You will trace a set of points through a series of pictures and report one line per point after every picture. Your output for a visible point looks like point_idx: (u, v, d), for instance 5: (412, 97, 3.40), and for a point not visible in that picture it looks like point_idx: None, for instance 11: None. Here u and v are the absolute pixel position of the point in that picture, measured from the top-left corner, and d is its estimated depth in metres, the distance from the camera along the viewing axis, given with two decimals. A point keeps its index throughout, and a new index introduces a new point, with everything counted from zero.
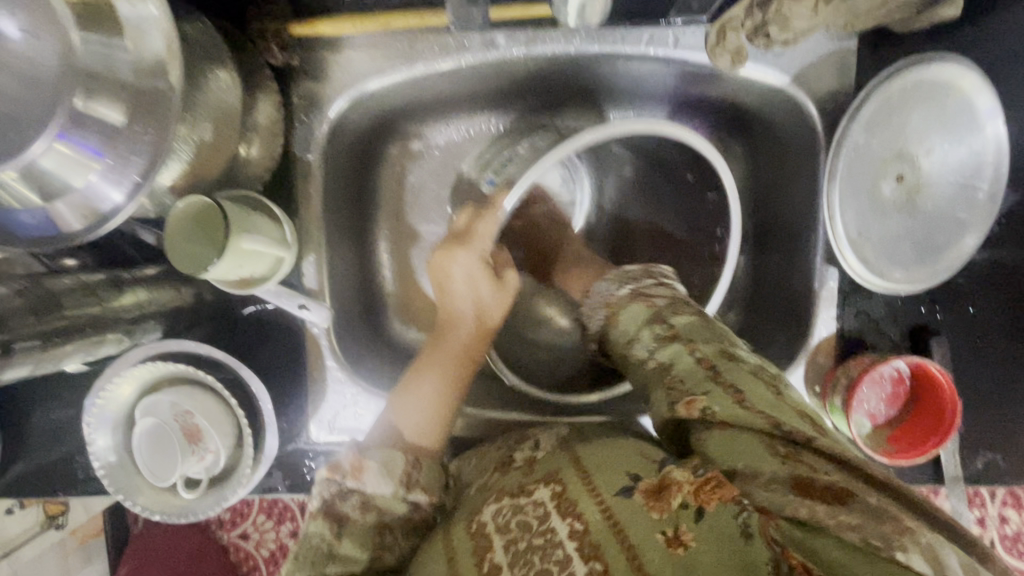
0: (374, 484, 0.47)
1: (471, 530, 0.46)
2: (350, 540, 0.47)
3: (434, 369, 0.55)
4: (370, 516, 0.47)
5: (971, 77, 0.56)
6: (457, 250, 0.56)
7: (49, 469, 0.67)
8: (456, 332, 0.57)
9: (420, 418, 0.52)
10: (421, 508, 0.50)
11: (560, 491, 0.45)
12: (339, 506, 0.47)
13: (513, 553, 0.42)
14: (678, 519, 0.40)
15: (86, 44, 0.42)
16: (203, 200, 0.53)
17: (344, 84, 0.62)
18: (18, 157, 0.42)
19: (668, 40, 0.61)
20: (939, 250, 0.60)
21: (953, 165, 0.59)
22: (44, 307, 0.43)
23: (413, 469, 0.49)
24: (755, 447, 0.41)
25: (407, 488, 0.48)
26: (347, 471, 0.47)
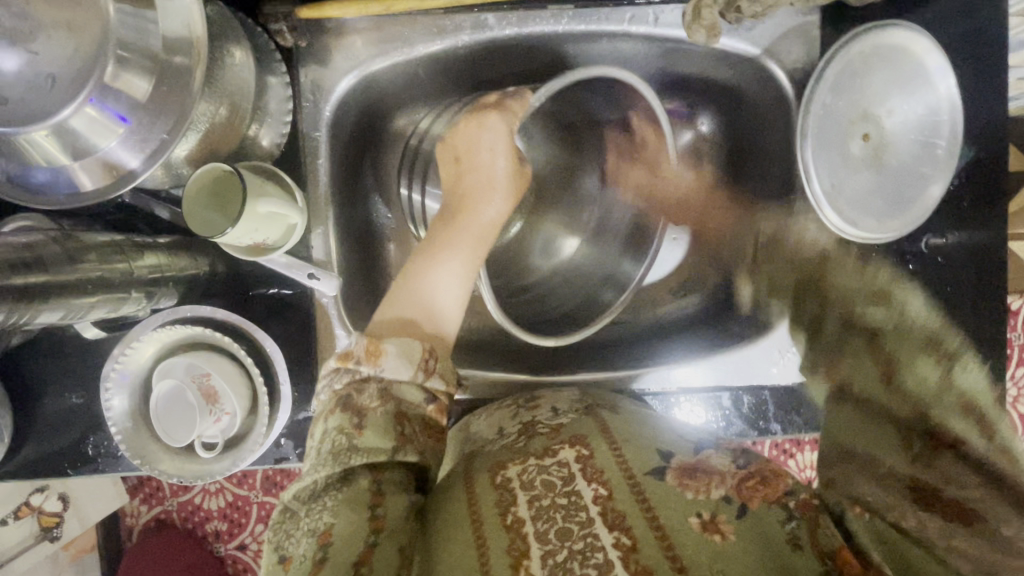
0: (393, 368, 0.49)
1: (495, 483, 0.49)
2: (371, 431, 0.47)
3: (452, 248, 0.58)
4: (389, 405, 0.48)
5: (922, 42, 0.62)
6: (488, 117, 0.62)
7: (61, 450, 0.68)
8: (473, 220, 0.60)
9: (433, 308, 0.54)
10: (438, 400, 0.51)
11: (585, 455, 0.49)
12: (359, 399, 0.48)
13: (539, 507, 0.44)
14: (717, 507, 0.43)
15: (120, 14, 0.46)
16: (222, 168, 0.57)
17: (348, 65, 0.66)
18: (50, 116, 0.45)
19: (648, 19, 0.66)
20: (909, 201, 0.65)
21: (913, 123, 0.65)
22: (77, 257, 0.45)
23: (431, 359, 0.51)
24: (882, 437, 0.44)
25: (425, 375, 0.50)
26: (363, 357, 0.49)
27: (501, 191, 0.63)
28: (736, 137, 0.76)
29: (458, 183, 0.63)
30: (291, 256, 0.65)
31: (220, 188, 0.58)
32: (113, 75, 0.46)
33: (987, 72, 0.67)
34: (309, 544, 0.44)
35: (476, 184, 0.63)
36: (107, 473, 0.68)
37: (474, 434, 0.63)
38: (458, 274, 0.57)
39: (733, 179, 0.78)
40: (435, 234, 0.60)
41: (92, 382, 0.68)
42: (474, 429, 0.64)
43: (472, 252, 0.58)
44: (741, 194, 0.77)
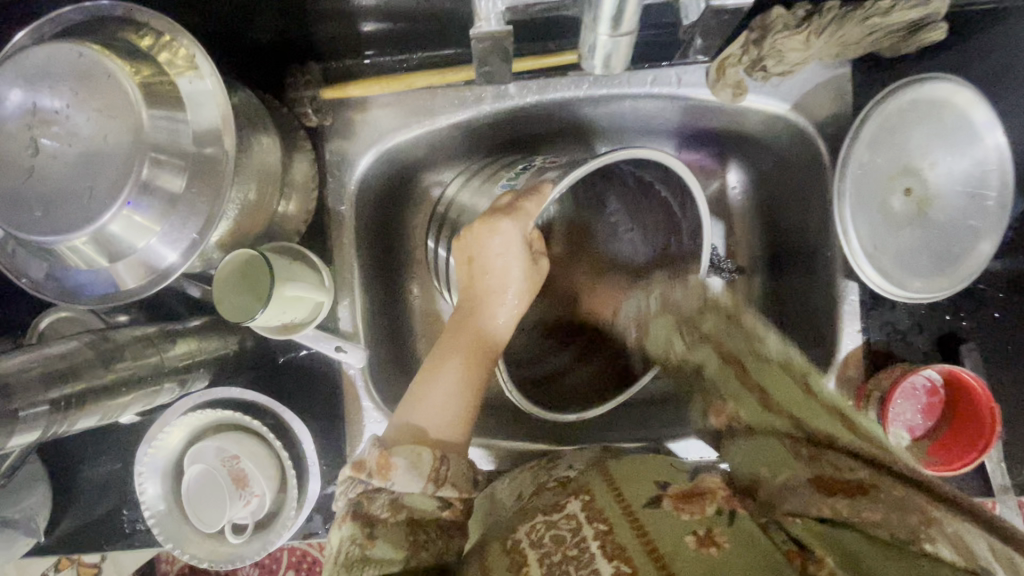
0: (404, 483, 0.48)
1: (505, 548, 0.47)
2: (383, 542, 0.47)
3: (455, 354, 0.54)
4: (402, 515, 0.48)
5: (965, 94, 0.59)
6: (500, 218, 0.53)
7: (99, 523, 0.68)
8: (483, 322, 0.55)
9: (443, 413, 0.52)
10: (453, 504, 0.50)
11: (588, 500, 0.47)
12: (370, 507, 0.48)
13: (547, 565, 0.43)
14: (712, 521, 0.42)
15: (153, 119, 0.47)
16: (248, 253, 0.58)
17: (372, 140, 0.67)
18: (90, 224, 0.45)
19: (671, 80, 0.65)
20: (956, 258, 0.62)
21: (959, 176, 0.61)
22: (112, 357, 0.46)
23: (441, 470, 0.49)
24: (769, 447, 0.48)
25: (435, 485, 0.49)
26: (374, 469, 0.49)
27: (516, 295, 0.56)
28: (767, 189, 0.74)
29: (468, 286, 0.57)
30: (319, 330, 0.65)
31: (250, 268, 0.58)
32: (149, 176, 0.47)
33: None
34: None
35: (484, 285, 0.56)
36: (141, 548, 0.68)
37: (498, 501, 0.62)
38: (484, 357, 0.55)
39: (767, 230, 0.76)
40: (441, 338, 0.56)
41: (128, 455, 0.69)
42: (498, 498, 0.62)
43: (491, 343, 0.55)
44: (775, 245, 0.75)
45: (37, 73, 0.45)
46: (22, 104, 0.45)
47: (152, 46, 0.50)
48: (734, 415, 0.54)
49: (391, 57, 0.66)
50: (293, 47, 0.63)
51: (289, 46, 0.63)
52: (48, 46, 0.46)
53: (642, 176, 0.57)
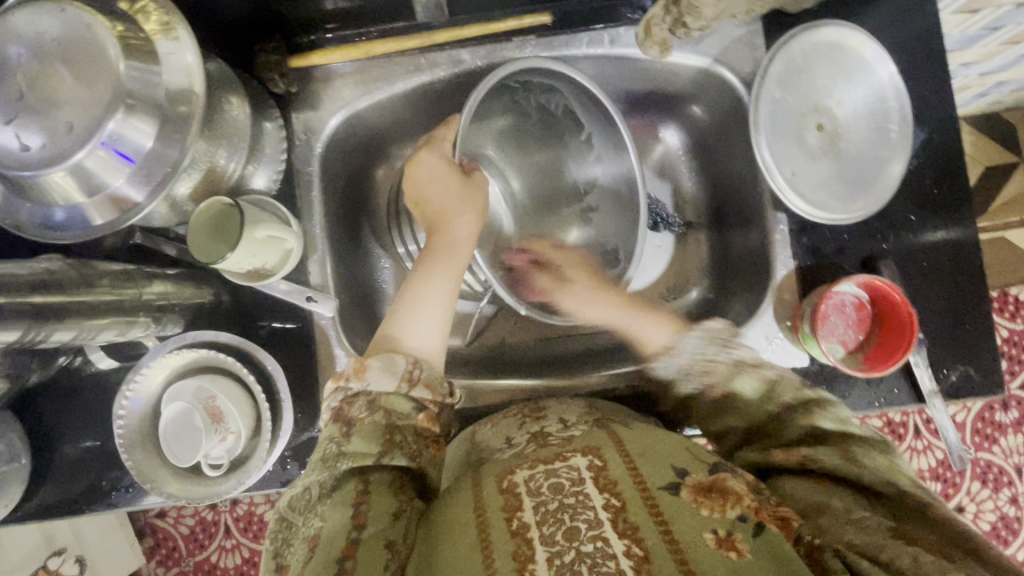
0: (378, 381, 0.52)
1: (501, 487, 0.50)
2: (359, 438, 0.51)
3: (424, 275, 0.63)
4: (377, 415, 0.52)
5: (858, 37, 0.68)
6: (424, 151, 0.68)
7: (76, 487, 0.70)
8: (444, 239, 0.66)
9: (423, 326, 0.59)
10: (427, 408, 0.55)
11: (598, 465, 0.49)
12: (349, 410, 0.52)
13: (543, 512, 0.46)
14: (733, 525, 0.44)
15: (129, 69, 0.51)
16: (223, 202, 0.62)
17: (336, 106, 0.73)
18: (65, 159, 0.50)
19: (605, 41, 0.72)
20: (870, 183, 0.69)
21: (863, 111, 0.69)
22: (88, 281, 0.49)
23: (415, 370, 0.54)
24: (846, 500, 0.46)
25: (410, 385, 0.54)
26: (351, 373, 0.52)
27: (467, 211, 0.68)
28: (703, 142, 0.81)
29: (425, 221, 0.68)
30: (291, 282, 0.69)
31: (221, 220, 0.62)
32: (121, 122, 0.51)
33: (927, 58, 0.71)
34: (302, 549, 0.47)
35: (436, 213, 0.67)
36: (120, 507, 0.69)
37: (481, 443, 0.64)
38: (444, 279, 0.63)
39: (707, 181, 0.83)
40: (415, 268, 0.64)
41: (106, 418, 0.71)
42: (481, 438, 0.65)
43: (450, 264, 0.64)
44: (715, 193, 0.82)
45: (23, 28, 0.50)
46: (9, 55, 0.50)
47: (129, 9, 0.55)
48: (811, 456, 0.50)
49: (350, 31, 0.73)
50: (260, 22, 0.69)
51: (256, 22, 0.69)
52: (32, 5, 0.51)
53: (569, 105, 0.72)
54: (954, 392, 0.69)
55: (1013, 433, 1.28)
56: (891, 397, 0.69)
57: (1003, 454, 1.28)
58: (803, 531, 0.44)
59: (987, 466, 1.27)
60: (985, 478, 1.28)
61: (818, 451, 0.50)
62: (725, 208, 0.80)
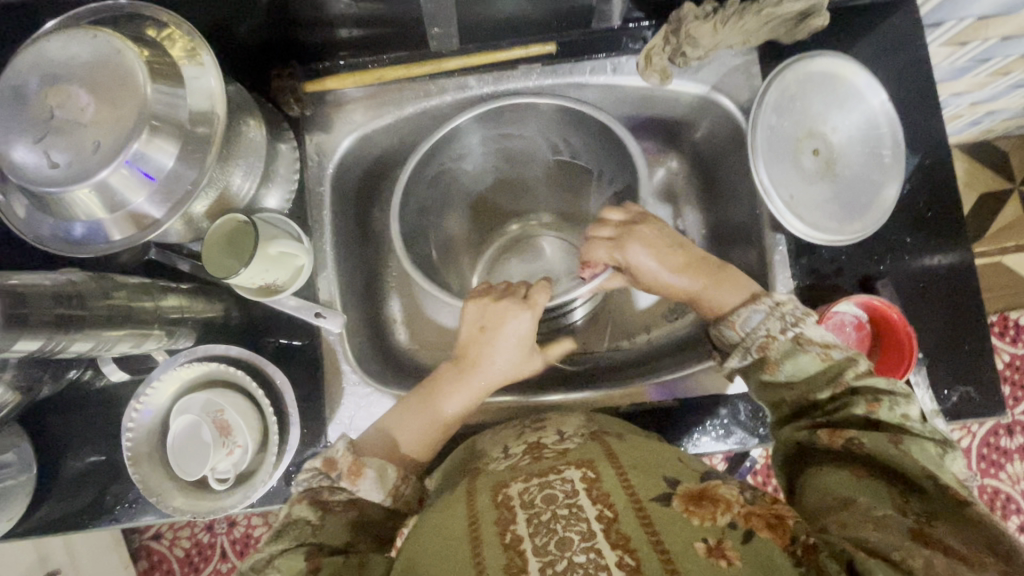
0: (367, 490, 0.56)
1: (496, 500, 0.50)
2: (330, 525, 0.54)
3: (416, 415, 0.63)
4: (350, 514, 0.55)
5: (850, 67, 0.70)
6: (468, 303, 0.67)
7: (79, 503, 0.69)
8: (478, 374, 0.65)
9: (415, 435, 0.63)
10: (397, 515, 0.58)
11: (590, 476, 0.50)
12: (327, 497, 0.55)
13: (537, 524, 0.46)
14: (723, 533, 0.45)
15: (156, 93, 0.54)
16: (238, 218, 0.65)
17: (348, 129, 0.76)
18: (89, 177, 0.52)
19: (607, 69, 0.76)
20: (866, 207, 0.71)
21: (857, 137, 0.72)
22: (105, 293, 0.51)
23: (400, 483, 0.58)
24: (877, 488, 0.47)
25: (394, 499, 0.58)
26: (345, 473, 0.56)
27: (506, 353, 0.65)
28: (702, 165, 0.84)
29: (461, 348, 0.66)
30: (299, 299, 0.70)
31: (236, 237, 0.65)
32: (145, 143, 0.53)
33: (915, 87, 0.74)
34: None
35: (474, 357, 0.65)
36: (122, 523, 0.69)
37: (481, 449, 0.63)
38: (462, 400, 0.64)
39: (707, 204, 0.85)
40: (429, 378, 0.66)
41: (112, 433, 0.71)
42: (479, 446, 0.64)
43: (454, 402, 0.64)
44: (715, 216, 0.84)
45: (57, 52, 0.53)
46: (43, 78, 0.52)
47: (156, 36, 0.58)
48: (852, 438, 0.50)
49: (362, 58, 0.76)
50: (278, 49, 0.72)
51: (274, 49, 0.72)
52: (66, 32, 0.54)
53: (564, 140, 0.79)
54: (955, 412, 0.69)
55: (1019, 460, 1.27)
56: None
57: (1009, 480, 1.27)
58: (798, 531, 0.45)
59: (994, 492, 1.26)
60: (992, 505, 1.26)
61: (868, 434, 0.50)
62: (725, 230, 0.82)
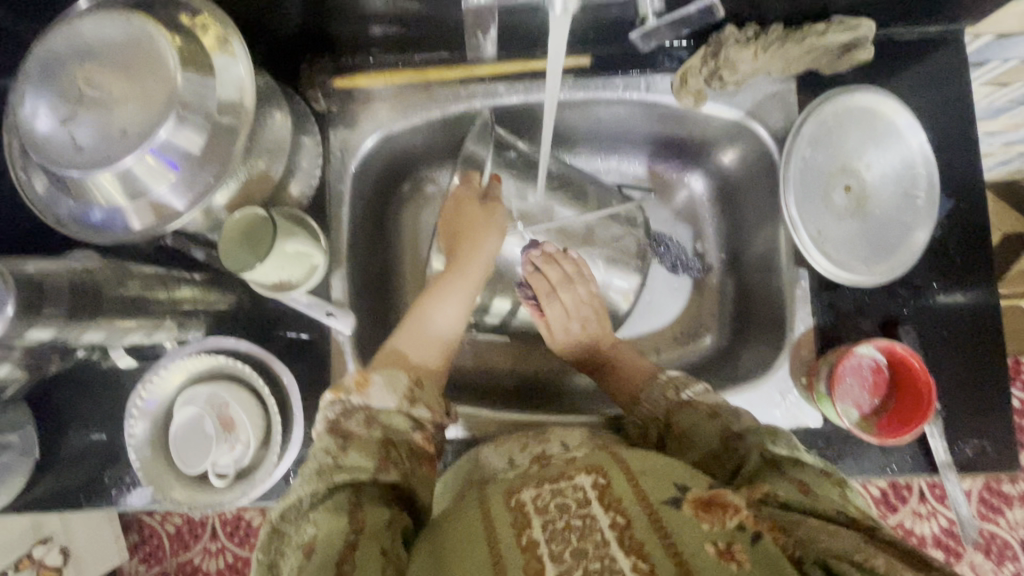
0: (380, 398, 0.56)
1: (509, 505, 0.50)
2: (355, 452, 0.52)
3: (426, 322, 0.66)
4: (376, 432, 0.54)
5: (890, 104, 0.69)
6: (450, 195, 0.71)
7: (77, 484, 0.69)
8: (469, 267, 0.69)
9: (423, 347, 0.64)
10: (423, 428, 0.57)
11: (603, 483, 0.50)
12: (346, 424, 0.54)
13: (553, 531, 0.46)
14: (733, 536, 0.44)
15: (186, 81, 0.53)
16: (256, 212, 0.63)
17: (372, 128, 0.74)
18: (113, 165, 0.51)
19: (640, 86, 0.74)
20: (894, 248, 0.69)
21: (891, 176, 0.70)
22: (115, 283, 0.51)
23: (416, 389, 0.58)
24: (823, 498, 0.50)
25: (409, 403, 0.57)
26: (354, 387, 0.56)
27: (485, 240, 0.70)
28: (728, 190, 0.82)
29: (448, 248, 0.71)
30: (312, 296, 0.69)
31: (252, 229, 0.63)
32: (172, 132, 0.52)
33: (956, 129, 0.72)
34: (296, 556, 0.46)
35: (460, 250, 0.70)
36: (118, 507, 0.69)
37: (486, 462, 0.62)
38: (456, 300, 0.68)
39: (730, 231, 0.84)
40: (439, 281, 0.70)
41: (113, 416, 0.71)
42: (484, 459, 0.63)
43: (450, 305, 0.68)
44: (737, 242, 0.83)
45: (87, 35, 0.52)
46: (73, 58, 0.51)
47: (189, 23, 0.57)
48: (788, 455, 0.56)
49: (394, 57, 0.75)
50: (308, 42, 0.71)
51: (305, 41, 0.71)
52: (98, 13, 0.53)
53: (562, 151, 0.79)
54: (967, 465, 0.68)
55: (1019, 507, 1.22)
56: (904, 465, 0.68)
57: (1008, 526, 1.21)
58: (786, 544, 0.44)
59: (991, 538, 1.21)
60: (989, 550, 1.21)
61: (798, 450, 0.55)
62: (746, 257, 0.81)
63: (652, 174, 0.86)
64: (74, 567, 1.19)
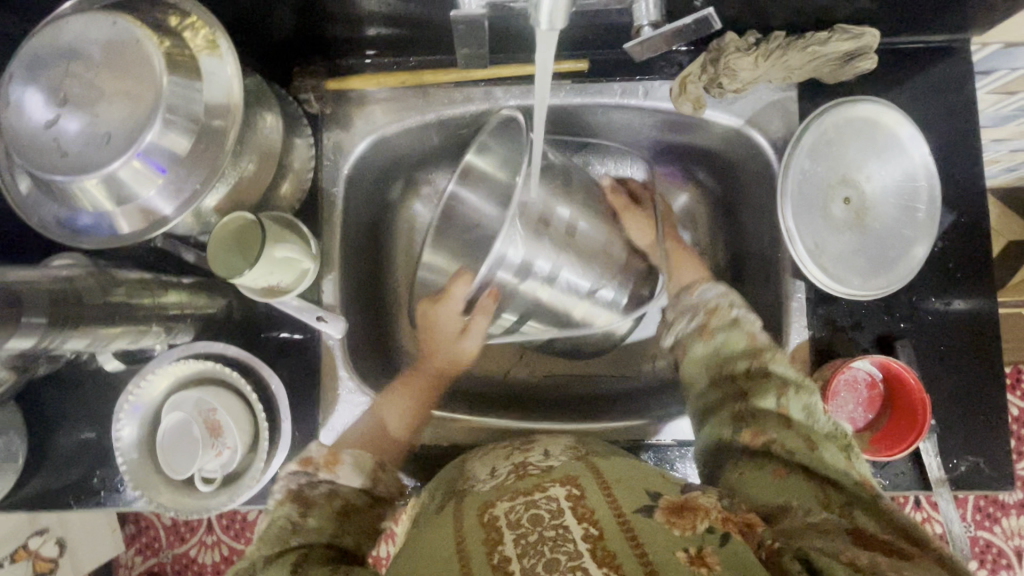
0: (347, 476, 0.58)
1: (482, 519, 0.49)
2: (314, 518, 0.53)
3: (405, 394, 0.71)
4: (334, 504, 0.55)
5: (892, 115, 0.68)
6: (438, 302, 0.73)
7: (66, 485, 0.69)
8: (451, 348, 0.74)
9: (402, 418, 0.69)
10: (389, 503, 0.60)
11: (576, 494, 0.49)
12: (309, 492, 0.56)
13: (524, 545, 0.45)
14: (703, 540, 0.44)
15: (171, 84, 0.52)
16: (247, 217, 0.63)
17: (366, 131, 0.73)
18: (99, 169, 0.50)
19: (639, 92, 0.73)
20: (892, 261, 0.68)
21: (892, 189, 0.69)
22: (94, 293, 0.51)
23: (381, 462, 0.62)
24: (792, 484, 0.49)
25: (374, 481, 0.59)
26: (322, 463, 0.58)
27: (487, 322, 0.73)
28: (727, 198, 0.81)
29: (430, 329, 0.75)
30: (302, 300, 0.69)
31: (245, 232, 0.63)
32: (158, 135, 0.52)
33: (960, 140, 0.71)
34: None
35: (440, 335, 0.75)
36: (108, 508, 0.68)
37: (469, 472, 0.61)
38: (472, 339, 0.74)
39: (728, 239, 0.83)
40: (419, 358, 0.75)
41: (104, 417, 0.70)
42: (468, 467, 0.62)
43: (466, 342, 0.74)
44: (735, 251, 0.82)
45: (73, 37, 0.51)
46: (58, 60, 0.51)
47: (178, 25, 0.56)
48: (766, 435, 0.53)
49: (389, 59, 0.74)
50: (302, 44, 0.70)
51: (299, 42, 0.70)
52: (84, 15, 0.52)
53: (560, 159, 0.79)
54: (961, 482, 0.67)
55: (1015, 515, 1.20)
56: (897, 480, 0.68)
57: (1003, 535, 1.20)
58: (764, 535, 0.45)
59: (985, 546, 1.20)
60: (982, 557, 1.20)
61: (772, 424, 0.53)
62: (744, 267, 0.80)
63: (651, 180, 0.85)
64: (70, 559, 1.19)
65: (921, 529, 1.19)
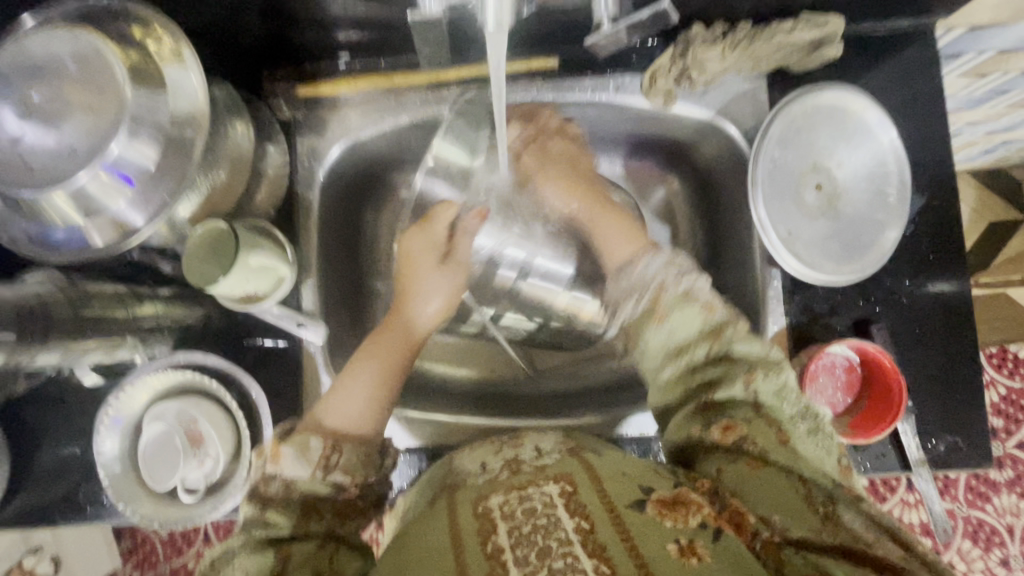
0: (292, 469, 0.57)
1: (476, 510, 0.49)
2: (279, 512, 0.55)
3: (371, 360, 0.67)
4: (295, 496, 0.56)
5: (859, 101, 0.68)
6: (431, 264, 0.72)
7: (50, 500, 0.69)
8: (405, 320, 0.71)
9: (354, 408, 0.64)
10: (347, 490, 0.59)
11: (569, 489, 0.49)
12: (266, 490, 0.56)
13: (517, 535, 0.45)
14: (695, 533, 0.44)
15: (135, 95, 0.52)
16: (218, 224, 0.61)
17: (340, 135, 0.74)
18: (65, 183, 0.50)
19: (609, 87, 0.74)
20: (864, 247, 0.69)
21: (862, 174, 0.70)
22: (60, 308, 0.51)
23: (329, 455, 0.59)
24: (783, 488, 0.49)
25: (325, 470, 0.58)
26: (269, 457, 0.57)
27: (439, 295, 0.71)
28: (703, 189, 0.82)
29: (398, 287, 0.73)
30: (282, 307, 0.69)
31: (217, 242, 0.61)
32: (125, 146, 0.51)
33: (926, 123, 0.72)
34: None
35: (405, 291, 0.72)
36: (95, 522, 0.68)
37: (457, 466, 0.61)
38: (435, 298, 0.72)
39: (705, 231, 0.83)
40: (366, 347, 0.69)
41: (88, 431, 0.70)
42: (457, 462, 0.62)
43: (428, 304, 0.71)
44: (714, 242, 0.82)
45: (35, 52, 0.51)
46: (19, 75, 0.51)
47: (141, 36, 0.56)
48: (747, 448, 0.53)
49: (361, 63, 0.74)
50: (272, 51, 0.70)
51: (269, 51, 0.70)
52: (46, 30, 0.52)
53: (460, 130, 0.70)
54: (941, 461, 0.68)
55: (1006, 493, 1.21)
56: (878, 462, 0.68)
57: (995, 513, 1.21)
58: (758, 529, 0.46)
59: (978, 524, 1.20)
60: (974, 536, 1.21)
61: (754, 432, 0.54)
62: (722, 258, 0.81)
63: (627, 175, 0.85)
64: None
65: (913, 510, 1.19)
